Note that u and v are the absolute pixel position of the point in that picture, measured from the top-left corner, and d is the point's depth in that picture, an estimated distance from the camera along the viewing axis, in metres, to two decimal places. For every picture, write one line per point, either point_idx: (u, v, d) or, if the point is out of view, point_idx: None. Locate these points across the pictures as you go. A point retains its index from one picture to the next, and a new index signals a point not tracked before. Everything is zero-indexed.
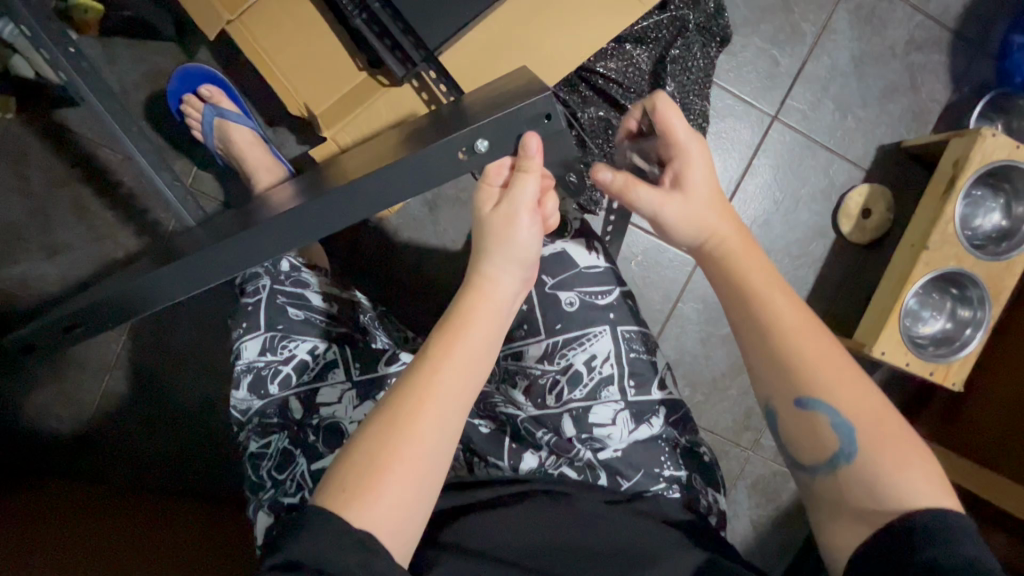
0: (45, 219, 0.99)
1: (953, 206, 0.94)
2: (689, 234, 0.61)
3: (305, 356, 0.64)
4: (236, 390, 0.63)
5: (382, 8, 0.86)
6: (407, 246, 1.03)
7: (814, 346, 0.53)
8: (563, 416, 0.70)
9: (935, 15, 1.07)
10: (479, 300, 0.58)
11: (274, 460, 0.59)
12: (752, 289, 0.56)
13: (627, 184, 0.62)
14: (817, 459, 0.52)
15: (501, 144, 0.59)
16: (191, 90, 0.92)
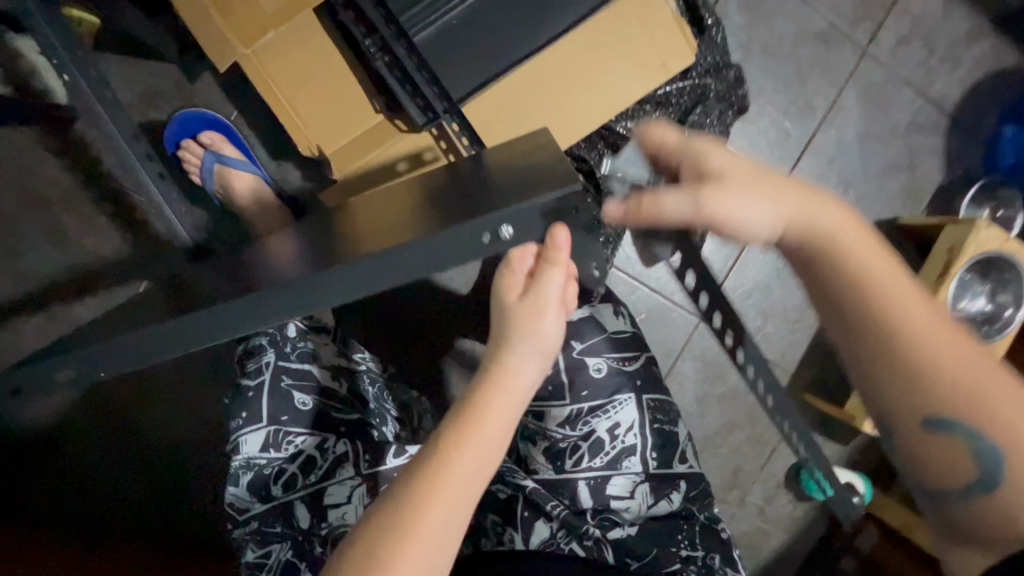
0: (15, 241, 0.91)
1: (947, 289, 0.99)
2: (756, 219, 0.45)
3: (311, 452, 0.59)
4: (234, 487, 0.59)
5: (408, 50, 0.82)
6: (411, 293, 0.99)
7: (962, 357, 0.41)
8: (578, 484, 0.67)
9: (936, 100, 1.11)
10: (495, 393, 0.54)
11: (275, 574, 0.56)
12: (858, 296, 0.43)
13: (648, 200, 0.47)
14: (951, 485, 0.43)
15: (529, 232, 0.47)
16: (188, 134, 0.87)
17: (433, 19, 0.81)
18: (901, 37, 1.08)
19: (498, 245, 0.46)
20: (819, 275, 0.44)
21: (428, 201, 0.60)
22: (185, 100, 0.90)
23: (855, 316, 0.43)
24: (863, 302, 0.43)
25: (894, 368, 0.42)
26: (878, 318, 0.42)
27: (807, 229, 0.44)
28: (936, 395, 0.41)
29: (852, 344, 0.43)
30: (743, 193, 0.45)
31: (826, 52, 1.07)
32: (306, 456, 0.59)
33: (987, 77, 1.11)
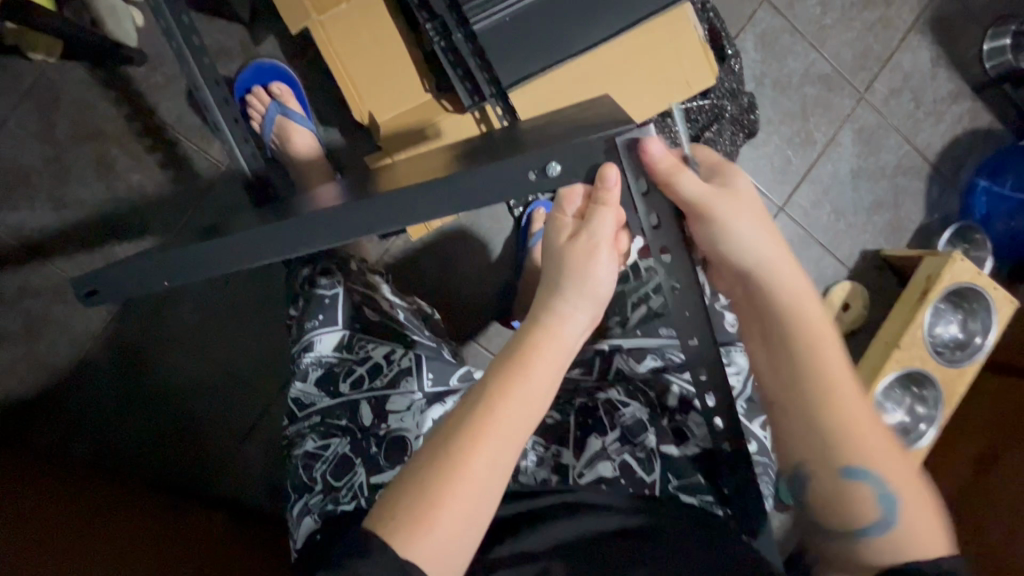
0: (62, 171, 0.95)
1: (923, 313, 1.06)
2: (733, 251, 0.55)
3: (380, 359, 0.64)
4: (301, 381, 0.65)
5: (465, 39, 0.90)
6: (433, 265, 1.05)
7: (855, 400, 0.53)
8: (670, 387, 0.72)
9: (921, 148, 1.23)
10: (545, 339, 0.54)
11: (330, 464, 0.60)
12: (797, 326, 0.54)
13: (675, 169, 0.52)
14: (842, 507, 0.53)
15: (576, 172, 0.49)
16: (260, 83, 0.94)
17: (490, 15, 0.87)
18: (893, 89, 1.21)
19: (545, 181, 0.49)
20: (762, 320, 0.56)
21: (473, 153, 0.67)
22: (248, 59, 0.97)
23: (787, 356, 0.54)
24: (797, 333, 0.54)
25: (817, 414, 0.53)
26: (805, 360, 0.53)
27: (781, 284, 0.55)
28: (843, 443, 0.52)
29: (787, 380, 0.54)
30: (746, 225, 0.55)
31: (828, 93, 1.19)
32: (373, 361, 0.64)
33: (965, 133, 1.24)
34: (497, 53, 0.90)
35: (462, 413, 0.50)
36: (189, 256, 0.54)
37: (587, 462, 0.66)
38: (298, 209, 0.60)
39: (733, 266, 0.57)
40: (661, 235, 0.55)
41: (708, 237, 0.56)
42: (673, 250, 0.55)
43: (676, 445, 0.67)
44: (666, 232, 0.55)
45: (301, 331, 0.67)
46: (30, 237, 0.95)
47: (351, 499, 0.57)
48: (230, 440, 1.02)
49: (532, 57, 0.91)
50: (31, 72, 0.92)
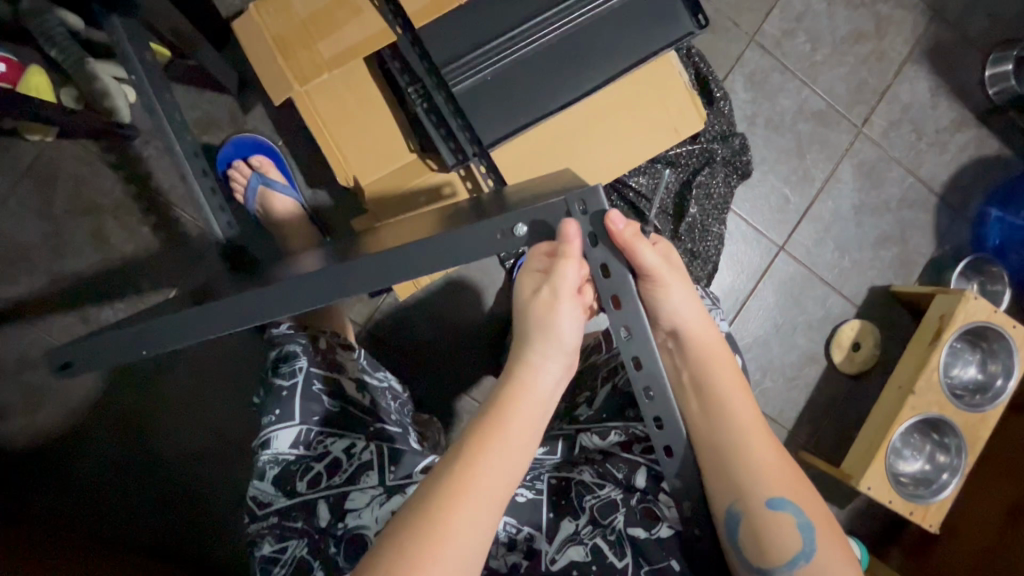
0: (59, 244, 0.97)
1: (939, 355, 1.01)
2: (665, 313, 0.58)
3: (340, 454, 0.62)
4: (259, 480, 0.63)
5: (446, 100, 0.91)
6: (424, 322, 1.04)
7: (762, 445, 0.55)
8: (636, 467, 0.65)
9: (926, 179, 1.19)
10: (520, 393, 0.52)
11: (288, 568, 0.59)
12: (704, 376, 0.57)
13: (637, 238, 0.52)
14: (778, 556, 0.52)
15: (536, 229, 0.52)
16: (240, 157, 0.97)
17: (471, 75, 0.89)
18: (891, 121, 1.18)
19: (512, 241, 0.51)
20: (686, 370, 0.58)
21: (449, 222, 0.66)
22: (237, 128, 0.99)
23: (698, 400, 0.57)
24: (712, 383, 0.57)
25: (726, 449, 0.54)
26: (718, 404, 0.56)
27: (698, 339, 0.58)
28: (753, 477, 0.53)
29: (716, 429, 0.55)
30: (680, 289, 0.57)
31: (823, 129, 1.16)
32: (333, 457, 0.62)
33: (972, 162, 1.20)
34: (477, 115, 0.91)
35: (439, 473, 0.49)
36: (150, 326, 0.53)
37: (558, 547, 0.62)
38: (270, 277, 0.60)
39: (666, 322, 0.58)
40: (614, 285, 0.53)
41: (649, 299, 0.57)
42: (625, 299, 0.53)
43: (646, 528, 0.61)
44: (620, 281, 0.53)
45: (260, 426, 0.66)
46: (29, 310, 0.97)
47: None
48: (226, 507, 1.01)
49: (513, 116, 0.91)
50: (31, 152, 0.95)
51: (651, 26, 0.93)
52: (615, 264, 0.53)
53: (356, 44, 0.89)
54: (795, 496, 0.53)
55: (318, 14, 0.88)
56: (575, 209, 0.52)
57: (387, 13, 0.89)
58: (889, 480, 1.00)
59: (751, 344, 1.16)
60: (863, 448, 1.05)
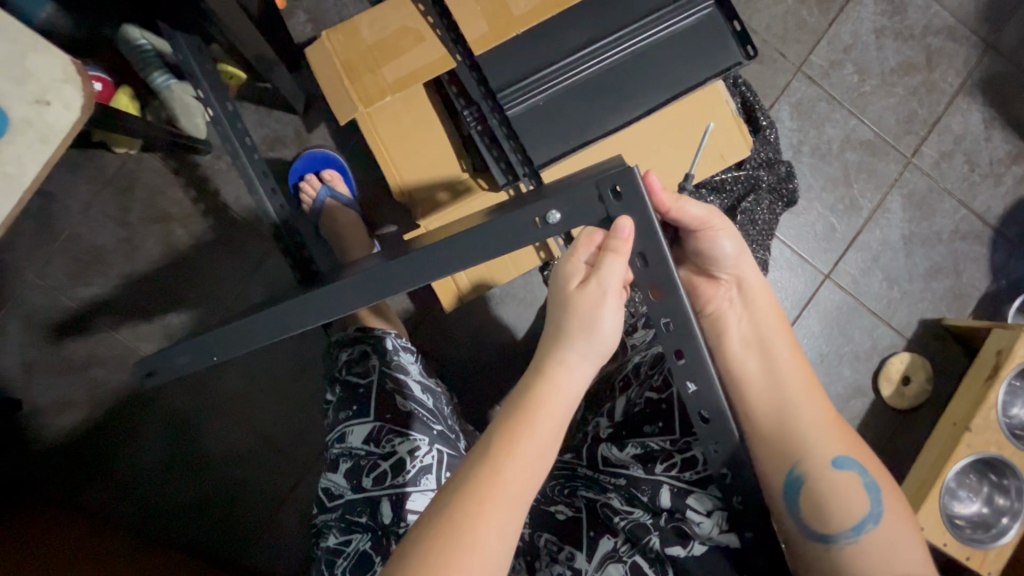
0: (133, 249, 1.04)
1: (997, 393, 0.97)
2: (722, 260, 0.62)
3: (405, 454, 0.64)
4: (333, 472, 0.66)
5: (500, 122, 0.96)
6: (467, 336, 1.06)
7: (819, 408, 0.58)
8: (659, 486, 0.59)
9: (979, 212, 1.17)
10: (550, 388, 0.50)
11: (351, 561, 0.61)
12: (764, 332, 0.62)
13: (678, 199, 0.60)
14: (845, 518, 0.53)
15: (573, 218, 0.53)
16: (311, 170, 1.03)
17: (525, 99, 0.94)
18: (943, 152, 1.17)
19: (548, 230, 0.53)
20: (748, 326, 0.62)
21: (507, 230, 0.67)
22: (301, 146, 1.05)
23: (759, 355, 0.60)
24: (768, 336, 0.61)
25: (782, 412, 0.57)
26: (773, 358, 0.60)
27: (757, 289, 0.63)
28: (813, 437, 0.56)
29: (780, 386, 0.58)
30: (731, 242, 0.62)
31: (871, 158, 1.16)
32: (398, 457, 0.64)
33: None
34: (528, 137, 0.95)
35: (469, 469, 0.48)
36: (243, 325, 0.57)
37: (598, 567, 0.59)
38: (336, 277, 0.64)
39: (726, 275, 0.63)
40: (653, 274, 0.53)
41: (704, 255, 0.63)
42: (666, 290, 0.53)
43: (682, 547, 0.57)
44: (660, 270, 0.53)
45: (335, 420, 0.69)
46: (101, 311, 1.04)
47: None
48: (268, 507, 1.04)
49: (563, 140, 0.95)
50: (113, 164, 1.03)
51: (700, 56, 0.96)
52: (654, 253, 0.53)
53: (417, 69, 0.95)
54: (856, 456, 0.55)
55: (384, 41, 0.95)
56: (607, 195, 0.53)
57: (448, 41, 0.95)
58: (943, 522, 0.96)
59: None
60: (913, 487, 1.01)
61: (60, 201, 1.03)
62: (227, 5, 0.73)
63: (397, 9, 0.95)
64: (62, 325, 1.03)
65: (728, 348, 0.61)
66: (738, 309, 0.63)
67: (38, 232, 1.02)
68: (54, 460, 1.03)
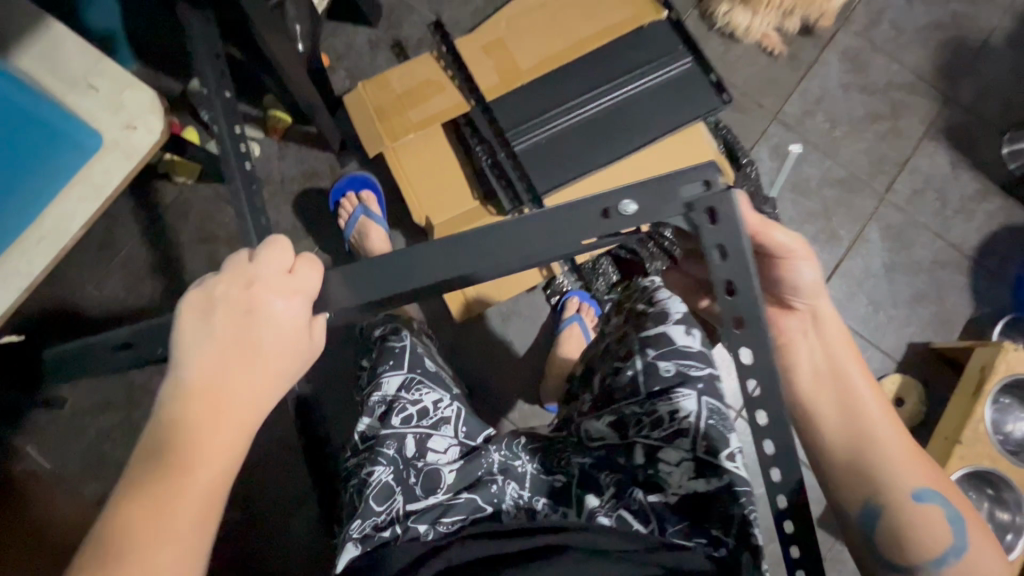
0: (181, 265, 1.17)
1: (982, 406, 1.01)
2: (798, 286, 0.62)
3: (429, 403, 0.74)
4: (366, 416, 0.74)
5: (508, 155, 1.09)
6: (477, 348, 1.15)
7: (898, 437, 0.57)
8: (634, 445, 0.66)
9: (956, 243, 1.25)
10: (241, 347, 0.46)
11: (374, 491, 0.66)
12: (838, 365, 0.61)
13: (765, 224, 0.59)
14: (925, 551, 0.54)
15: (649, 213, 0.48)
16: (352, 189, 1.16)
17: (530, 137, 1.09)
18: (915, 189, 1.27)
19: (618, 219, 0.48)
20: (832, 360, 0.61)
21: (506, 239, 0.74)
22: (336, 178, 1.21)
23: (834, 389, 0.60)
24: (847, 371, 0.60)
25: (858, 442, 0.57)
26: (847, 392, 0.59)
27: (831, 321, 0.63)
28: (890, 466, 0.55)
29: (863, 416, 0.57)
30: (808, 267, 0.62)
31: (848, 194, 1.27)
32: (423, 404, 0.73)
33: (1002, 229, 1.26)
34: (535, 168, 1.08)
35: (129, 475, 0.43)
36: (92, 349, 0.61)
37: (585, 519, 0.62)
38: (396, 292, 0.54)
39: (806, 297, 0.63)
40: (746, 340, 0.50)
41: (780, 278, 0.62)
42: (749, 322, 0.50)
43: (660, 493, 0.62)
44: (748, 301, 0.50)
45: (372, 374, 0.77)
46: (146, 320, 1.16)
47: (388, 525, 0.64)
48: (282, 510, 1.13)
49: (565, 169, 1.08)
50: (171, 192, 1.19)
51: (683, 101, 1.10)
52: (744, 284, 0.49)
53: (437, 113, 1.11)
54: (936, 486, 0.55)
55: (410, 89, 1.12)
56: (697, 216, 0.48)
57: (464, 90, 1.12)
58: None
59: None
60: None
61: (122, 223, 1.17)
62: (289, 55, 0.91)
63: (423, 65, 1.13)
64: (109, 332, 1.15)
65: (798, 378, 0.61)
66: (811, 339, 0.62)
67: (100, 249, 1.16)
68: (89, 459, 1.12)
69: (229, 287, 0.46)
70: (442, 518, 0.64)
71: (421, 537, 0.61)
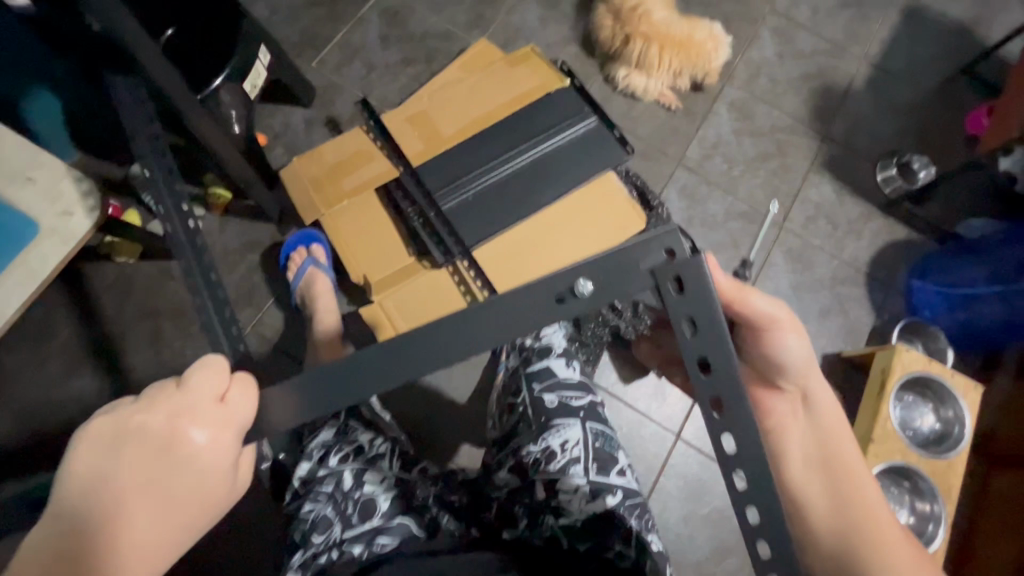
0: (123, 343, 1.19)
1: (886, 405, 1.11)
2: (786, 362, 0.68)
3: (364, 441, 0.80)
4: (303, 461, 0.79)
5: (437, 214, 1.18)
6: (423, 397, 1.19)
7: (884, 525, 0.62)
8: (535, 483, 0.74)
9: (850, 261, 1.39)
10: (161, 476, 0.49)
11: (313, 524, 0.72)
12: (832, 454, 0.65)
13: (743, 290, 0.66)
14: None
15: (603, 288, 0.51)
16: (303, 244, 1.22)
17: (456, 195, 1.19)
18: (808, 216, 1.43)
19: (578, 298, 0.51)
20: (824, 449, 0.66)
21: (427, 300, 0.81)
22: (278, 247, 1.28)
23: (825, 481, 0.64)
24: (838, 459, 0.65)
25: (847, 533, 0.62)
26: (837, 483, 0.64)
27: (822, 402, 0.68)
28: (877, 560, 0.61)
29: (850, 505, 0.63)
30: (794, 340, 0.67)
31: (751, 225, 1.41)
32: (359, 443, 0.80)
33: (888, 245, 1.41)
34: (462, 223, 1.17)
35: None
36: None
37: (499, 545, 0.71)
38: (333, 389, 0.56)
39: (796, 378, 0.68)
40: (728, 427, 0.50)
41: (765, 348, 0.68)
42: (727, 402, 0.51)
43: (560, 515, 0.71)
44: (724, 374, 0.50)
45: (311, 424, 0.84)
46: (86, 401, 1.15)
47: (324, 551, 0.70)
48: None
49: (489, 222, 1.18)
50: (112, 272, 1.22)
51: (591, 154, 1.24)
52: (718, 355, 0.50)
53: (369, 180, 1.21)
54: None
55: (343, 160, 1.22)
56: (667, 285, 0.51)
57: (393, 158, 1.23)
58: None
59: None
60: None
61: (62, 306, 1.19)
62: (222, 139, 0.99)
63: (354, 139, 1.24)
64: (46, 417, 1.14)
65: (789, 466, 0.66)
66: (801, 422, 0.68)
67: (38, 334, 1.17)
68: None
69: (154, 419, 0.50)
70: (376, 538, 0.71)
71: (359, 557, 0.69)
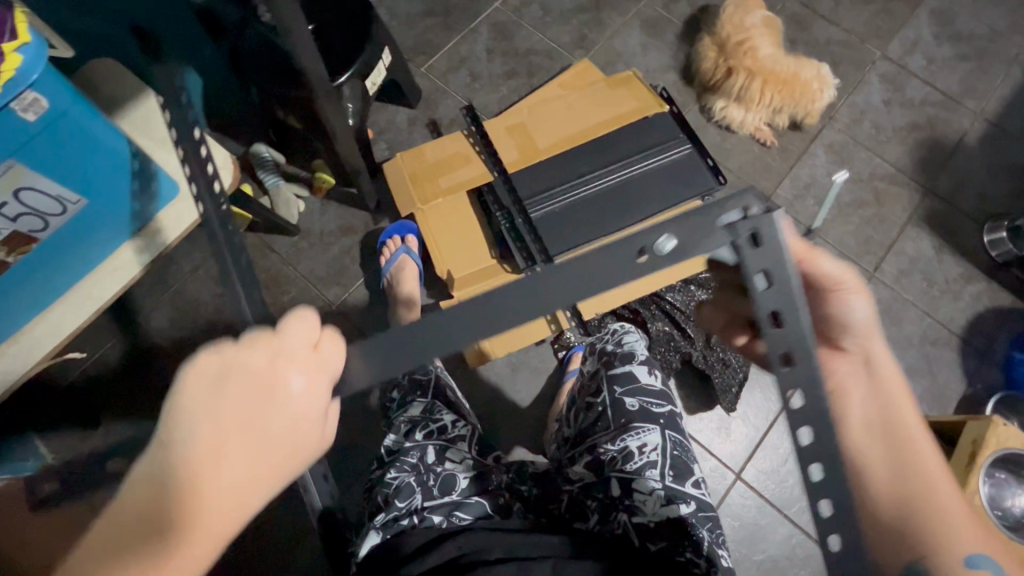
0: (222, 303, 1.29)
1: (976, 477, 1.03)
2: (850, 321, 0.58)
3: (448, 421, 0.87)
4: (393, 432, 0.87)
5: (524, 220, 1.22)
6: (487, 396, 1.22)
7: None
8: (610, 480, 0.77)
9: (944, 322, 1.32)
10: (249, 428, 0.43)
11: (395, 491, 0.77)
12: None
13: (810, 249, 0.58)
14: None
15: (689, 241, 0.45)
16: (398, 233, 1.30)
17: (545, 205, 1.22)
18: (902, 269, 1.36)
19: (655, 257, 0.44)
20: None
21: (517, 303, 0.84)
22: (370, 235, 1.35)
23: None
24: None
25: None
26: None
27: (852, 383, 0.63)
28: None
29: None
30: (863, 301, 0.58)
31: None
32: (444, 422, 0.87)
33: (988, 311, 1.33)
34: (547, 232, 1.20)
35: (91, 551, 0.38)
36: None
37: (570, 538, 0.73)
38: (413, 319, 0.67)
39: (863, 340, 0.57)
40: (806, 418, 0.45)
41: (833, 311, 0.58)
42: (799, 359, 0.46)
43: (634, 515, 0.73)
44: (793, 335, 0.46)
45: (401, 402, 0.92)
46: (183, 352, 1.26)
47: (407, 515, 0.75)
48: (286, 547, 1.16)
49: (574, 234, 1.20)
50: None
51: (682, 180, 1.24)
52: (791, 313, 0.47)
53: (464, 181, 1.26)
54: None
55: (442, 160, 1.28)
56: (741, 241, 0.46)
57: (488, 162, 1.28)
58: None
59: (788, 460, 1.21)
60: None
61: (175, 263, 1.31)
62: (342, 128, 1.07)
63: (454, 140, 1.30)
64: (149, 362, 1.25)
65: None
66: (861, 383, 0.56)
67: (151, 285, 1.29)
68: None
69: (250, 359, 0.44)
70: (454, 512, 0.75)
71: (437, 525, 0.73)
